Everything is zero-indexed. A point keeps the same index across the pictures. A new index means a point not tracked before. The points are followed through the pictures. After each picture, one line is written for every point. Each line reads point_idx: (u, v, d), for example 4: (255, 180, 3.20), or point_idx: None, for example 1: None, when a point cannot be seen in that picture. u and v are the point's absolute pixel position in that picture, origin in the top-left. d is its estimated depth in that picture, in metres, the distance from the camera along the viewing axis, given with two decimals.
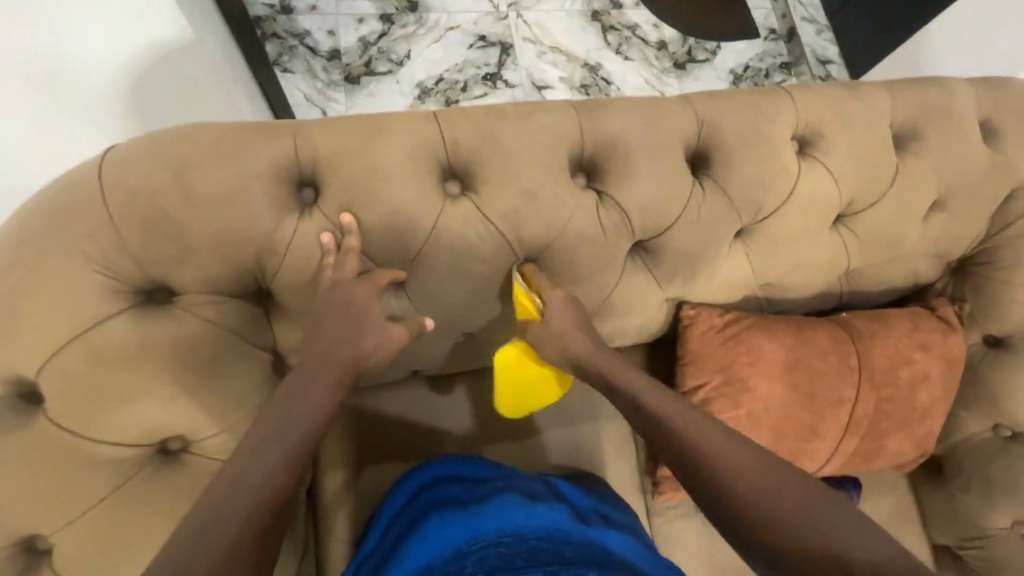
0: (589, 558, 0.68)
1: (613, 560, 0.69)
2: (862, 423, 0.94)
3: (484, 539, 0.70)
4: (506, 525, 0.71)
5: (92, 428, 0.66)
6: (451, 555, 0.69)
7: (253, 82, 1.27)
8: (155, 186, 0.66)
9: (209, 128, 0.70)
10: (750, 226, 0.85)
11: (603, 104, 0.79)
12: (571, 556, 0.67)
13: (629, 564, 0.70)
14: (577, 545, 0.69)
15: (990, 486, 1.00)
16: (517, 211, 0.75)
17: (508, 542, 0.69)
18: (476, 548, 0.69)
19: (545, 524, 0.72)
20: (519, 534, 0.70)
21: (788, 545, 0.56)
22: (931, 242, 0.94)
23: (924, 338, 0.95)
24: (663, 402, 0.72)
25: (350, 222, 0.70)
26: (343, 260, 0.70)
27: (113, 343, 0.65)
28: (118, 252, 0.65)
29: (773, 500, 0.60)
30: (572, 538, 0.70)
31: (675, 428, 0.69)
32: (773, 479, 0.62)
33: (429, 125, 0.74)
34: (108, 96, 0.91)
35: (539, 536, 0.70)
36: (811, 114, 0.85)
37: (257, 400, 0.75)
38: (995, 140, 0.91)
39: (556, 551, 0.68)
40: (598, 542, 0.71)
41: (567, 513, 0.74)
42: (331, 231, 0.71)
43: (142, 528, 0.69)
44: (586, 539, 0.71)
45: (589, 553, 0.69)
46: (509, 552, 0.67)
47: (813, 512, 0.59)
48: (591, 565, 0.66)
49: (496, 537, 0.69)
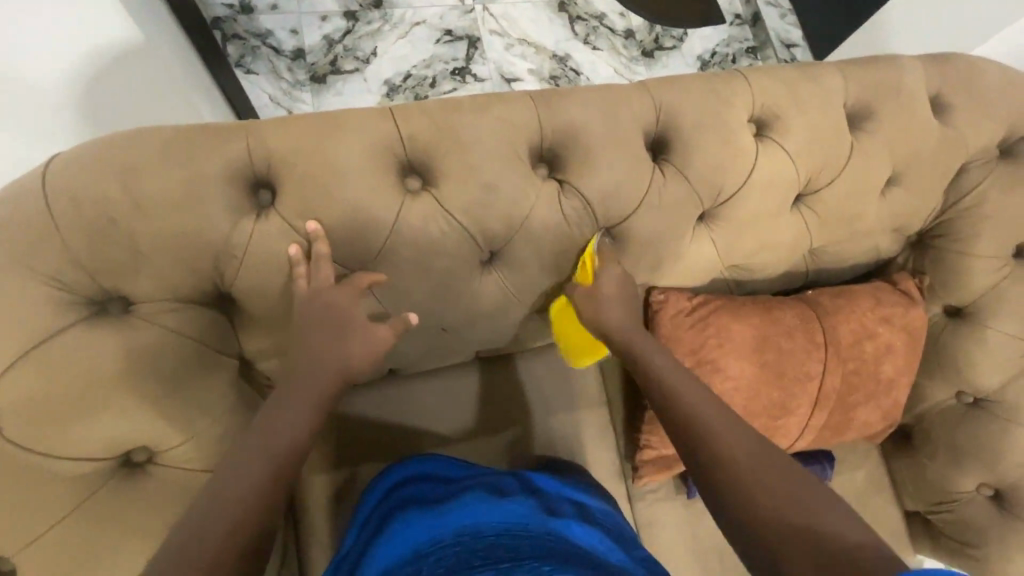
0: (550, 551, 0.65)
1: (577, 552, 0.66)
2: (831, 397, 0.96)
3: (443, 539, 0.68)
4: (465, 523, 0.70)
5: (50, 443, 0.64)
6: (410, 556, 0.67)
7: (212, 83, 1.24)
8: (102, 195, 0.64)
9: (159, 132, 0.69)
10: (713, 209, 0.87)
11: (560, 94, 0.79)
12: (530, 550, 0.65)
13: (596, 557, 0.67)
14: (536, 539, 0.68)
15: (954, 451, 1.03)
16: (478, 205, 0.75)
17: (464, 540, 0.67)
18: (434, 548, 0.67)
19: (506, 519, 0.71)
20: (478, 531, 0.69)
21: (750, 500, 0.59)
22: (889, 217, 0.96)
23: (887, 311, 0.98)
24: (663, 366, 0.75)
25: (316, 229, 0.69)
26: (318, 269, 0.70)
27: (67, 356, 0.63)
28: (70, 264, 0.64)
29: (745, 460, 0.62)
30: (533, 532, 0.69)
31: (673, 385, 0.72)
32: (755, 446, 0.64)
33: (386, 121, 0.74)
34: (67, 100, 0.87)
35: (497, 532, 0.69)
36: (767, 96, 0.86)
37: (225, 406, 0.74)
38: (946, 115, 0.93)
39: (513, 544, 0.66)
40: (562, 534, 0.70)
41: (533, 510, 0.74)
42: (299, 242, 0.70)
43: (108, 545, 0.67)
44: (547, 531, 0.70)
45: (550, 545, 0.67)
46: (464, 549, 0.66)
47: (785, 476, 0.60)
48: (551, 557, 0.64)
49: (454, 536, 0.68)
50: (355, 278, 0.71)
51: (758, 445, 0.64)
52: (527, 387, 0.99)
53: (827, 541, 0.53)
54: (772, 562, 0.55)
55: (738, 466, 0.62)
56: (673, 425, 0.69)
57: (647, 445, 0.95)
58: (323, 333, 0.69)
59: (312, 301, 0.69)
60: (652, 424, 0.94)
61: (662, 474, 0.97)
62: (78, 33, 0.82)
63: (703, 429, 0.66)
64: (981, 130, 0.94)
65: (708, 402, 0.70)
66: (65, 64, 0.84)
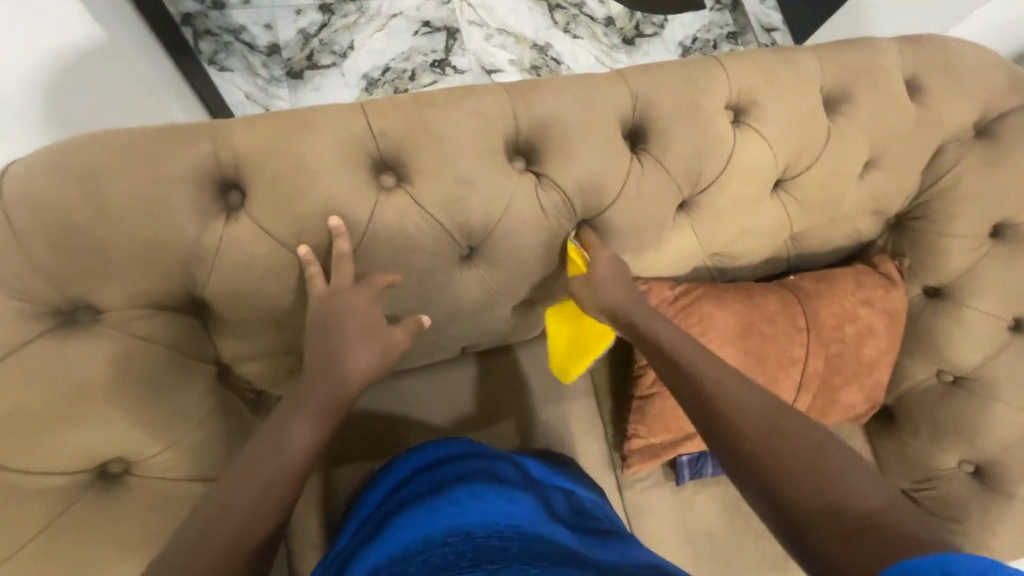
0: (538, 555, 0.61)
1: (565, 552, 0.63)
2: (814, 380, 0.97)
3: (432, 539, 0.64)
4: (457, 523, 0.67)
5: (21, 459, 0.62)
6: (397, 556, 0.63)
7: (181, 79, 1.20)
8: (65, 202, 0.63)
9: (122, 135, 0.67)
10: (692, 197, 0.86)
11: (536, 85, 0.78)
12: (518, 554, 0.61)
13: (586, 554, 0.64)
14: (524, 541, 0.64)
15: (936, 430, 1.05)
16: (454, 200, 0.74)
17: (454, 540, 0.63)
18: (423, 548, 0.63)
19: (498, 519, 0.67)
20: (469, 532, 0.65)
21: (766, 462, 0.56)
22: (868, 200, 0.96)
23: (867, 294, 0.98)
24: (675, 336, 0.73)
25: (340, 225, 0.69)
26: (337, 266, 0.69)
27: (36, 370, 0.62)
28: (36, 275, 0.62)
29: (760, 420, 0.59)
30: (523, 534, 0.65)
31: (682, 353, 0.70)
32: (772, 410, 0.60)
33: (357, 117, 0.72)
34: (36, 100, 0.83)
35: (489, 533, 0.64)
36: (743, 82, 0.85)
37: (204, 413, 0.73)
38: (922, 96, 0.94)
39: (503, 547, 0.62)
40: (553, 536, 0.66)
41: (529, 509, 0.71)
42: (310, 244, 0.70)
43: (86, 557, 0.66)
44: (539, 534, 0.66)
45: (541, 548, 0.62)
46: (454, 551, 0.61)
47: (799, 438, 0.56)
48: (539, 561, 0.59)
49: (444, 536, 0.64)
50: (372, 279, 0.71)
51: (783, 412, 0.60)
52: (512, 381, 0.98)
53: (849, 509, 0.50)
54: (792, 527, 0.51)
55: (756, 432, 0.58)
56: (690, 394, 0.66)
57: (635, 434, 0.95)
58: (315, 338, 0.67)
59: (331, 295, 0.68)
60: (639, 414, 0.94)
61: (650, 463, 0.97)
62: (34, 32, 0.79)
63: (718, 394, 0.63)
64: (956, 110, 0.94)
65: (727, 370, 0.66)
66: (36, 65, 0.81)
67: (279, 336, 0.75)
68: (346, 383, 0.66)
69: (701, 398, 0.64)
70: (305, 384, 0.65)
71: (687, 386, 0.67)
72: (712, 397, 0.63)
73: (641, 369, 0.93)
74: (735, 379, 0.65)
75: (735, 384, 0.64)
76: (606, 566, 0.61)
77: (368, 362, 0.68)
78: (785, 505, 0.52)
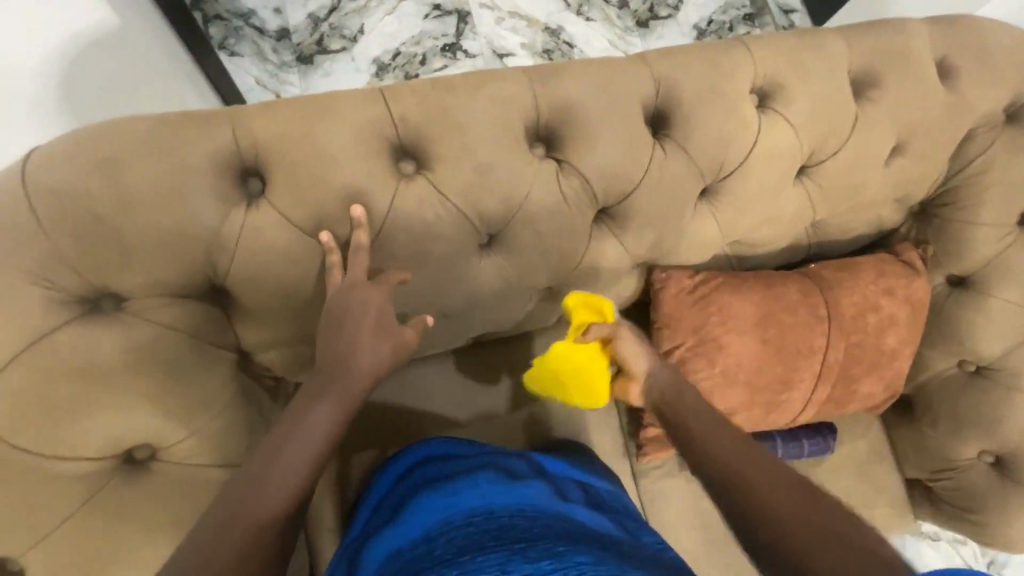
0: (561, 533, 0.60)
1: (586, 533, 0.62)
2: (834, 370, 0.96)
3: (453, 521, 0.64)
4: (477, 505, 0.66)
5: (47, 446, 0.63)
6: (419, 539, 0.63)
7: (194, 65, 1.19)
8: (86, 188, 0.62)
9: (140, 121, 0.66)
10: (715, 184, 0.85)
11: (556, 69, 0.77)
12: (542, 532, 0.60)
13: (605, 536, 0.63)
14: (547, 519, 0.63)
15: (955, 420, 1.03)
16: (473, 187, 0.73)
17: (476, 521, 0.63)
18: (446, 530, 0.63)
19: (517, 500, 0.67)
20: (490, 513, 0.64)
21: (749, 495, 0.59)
22: (893, 187, 0.94)
23: (889, 283, 0.97)
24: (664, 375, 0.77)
25: (362, 214, 0.68)
26: (354, 259, 0.68)
27: (60, 356, 0.62)
28: (57, 262, 0.62)
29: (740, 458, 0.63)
30: (544, 513, 0.65)
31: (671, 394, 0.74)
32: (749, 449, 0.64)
33: (375, 103, 0.71)
34: (43, 94, 0.84)
35: (511, 513, 0.64)
36: (768, 65, 0.83)
37: (225, 400, 0.73)
38: (953, 79, 0.91)
39: (526, 525, 0.61)
40: (571, 515, 0.66)
41: (546, 492, 0.70)
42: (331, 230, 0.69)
43: (110, 540, 0.67)
44: (558, 514, 0.65)
45: (563, 527, 0.61)
46: (476, 531, 0.61)
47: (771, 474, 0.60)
48: (563, 539, 0.58)
49: (465, 518, 0.64)
50: (387, 276, 0.69)
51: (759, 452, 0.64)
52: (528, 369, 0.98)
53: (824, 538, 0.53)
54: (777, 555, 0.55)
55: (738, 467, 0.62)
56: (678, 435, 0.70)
57: (651, 423, 0.95)
58: (324, 337, 0.65)
59: (345, 291, 0.66)
60: None
61: (666, 451, 0.97)
62: (45, 20, 0.78)
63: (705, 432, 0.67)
64: (987, 94, 0.92)
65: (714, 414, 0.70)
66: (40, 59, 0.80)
67: (298, 324, 0.75)
68: (362, 373, 0.64)
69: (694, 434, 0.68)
70: (323, 380, 0.63)
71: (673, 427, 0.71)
72: (699, 441, 0.67)
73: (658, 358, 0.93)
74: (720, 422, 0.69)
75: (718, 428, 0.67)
76: (626, 549, 0.60)
77: (382, 357, 0.66)
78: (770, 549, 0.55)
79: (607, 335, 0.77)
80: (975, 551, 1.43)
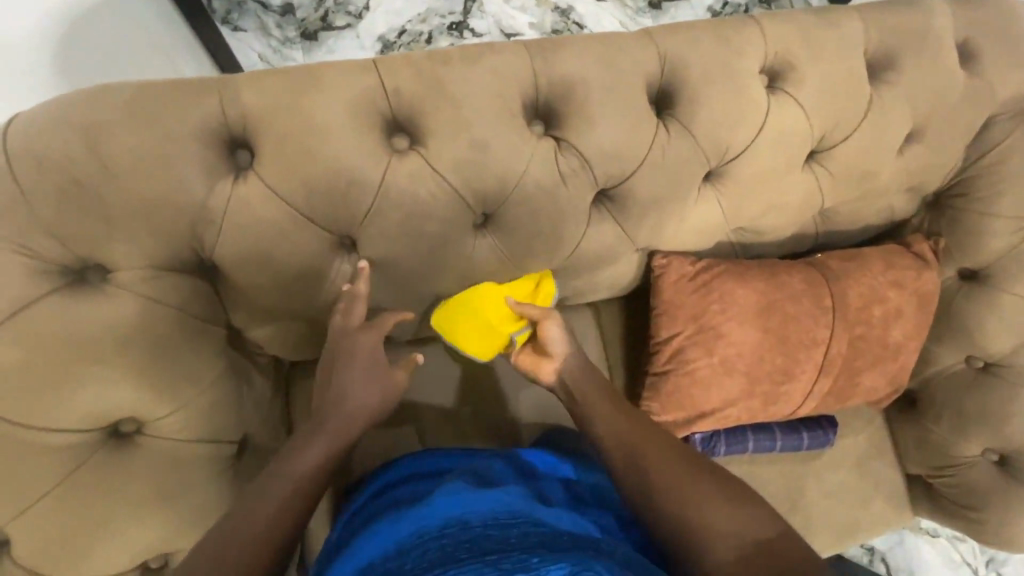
0: (537, 542, 0.57)
1: (565, 540, 0.59)
2: (837, 362, 0.93)
3: (428, 532, 0.61)
4: (452, 514, 0.63)
5: (32, 416, 0.62)
6: (393, 551, 0.60)
7: (190, 35, 1.14)
8: (70, 156, 0.61)
9: (127, 89, 0.64)
10: (720, 168, 0.82)
11: (557, 43, 0.74)
12: (518, 543, 0.57)
13: (585, 541, 0.60)
14: (524, 527, 0.60)
15: (960, 417, 1.01)
16: (467, 164, 0.70)
17: (451, 531, 0.60)
18: (420, 541, 0.60)
19: (493, 507, 0.64)
20: (465, 523, 0.61)
21: (676, 512, 0.62)
22: (906, 175, 0.91)
23: (898, 276, 0.94)
24: (591, 376, 0.75)
25: (364, 269, 0.68)
26: (350, 306, 0.69)
27: (45, 326, 0.61)
28: (40, 231, 0.61)
29: (667, 471, 0.65)
30: (521, 521, 0.62)
31: (597, 400, 0.73)
32: (678, 459, 0.67)
33: (368, 74, 0.69)
34: (40, 87, 0.78)
35: (485, 522, 0.61)
36: (780, 43, 0.80)
37: (212, 376, 0.72)
38: (974, 63, 0.87)
39: (501, 536, 0.58)
40: (549, 521, 0.63)
41: (523, 496, 0.67)
42: (321, 206, 0.68)
43: (94, 512, 0.67)
44: (535, 520, 0.62)
45: (540, 535, 0.59)
46: (450, 543, 0.58)
47: (692, 484, 0.64)
48: (539, 549, 0.56)
49: (440, 528, 0.61)
50: (381, 321, 0.70)
51: (688, 459, 0.67)
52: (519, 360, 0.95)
53: (735, 547, 0.60)
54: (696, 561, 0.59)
55: (669, 479, 0.64)
56: (611, 442, 0.69)
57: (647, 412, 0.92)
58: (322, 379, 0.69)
59: (339, 334, 0.69)
60: (652, 391, 0.91)
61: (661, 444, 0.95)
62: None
63: (636, 440, 0.69)
64: (1008, 79, 0.88)
65: (639, 423, 0.71)
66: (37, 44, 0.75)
67: (289, 302, 0.74)
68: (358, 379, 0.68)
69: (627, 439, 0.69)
70: (321, 418, 0.67)
71: (603, 435, 0.70)
72: (632, 450, 0.67)
73: (656, 345, 0.91)
74: (648, 428, 0.70)
75: (647, 439, 0.69)
76: (606, 553, 0.57)
77: (371, 402, 0.69)
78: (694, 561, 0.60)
79: (531, 317, 0.75)
80: (974, 549, 1.41)
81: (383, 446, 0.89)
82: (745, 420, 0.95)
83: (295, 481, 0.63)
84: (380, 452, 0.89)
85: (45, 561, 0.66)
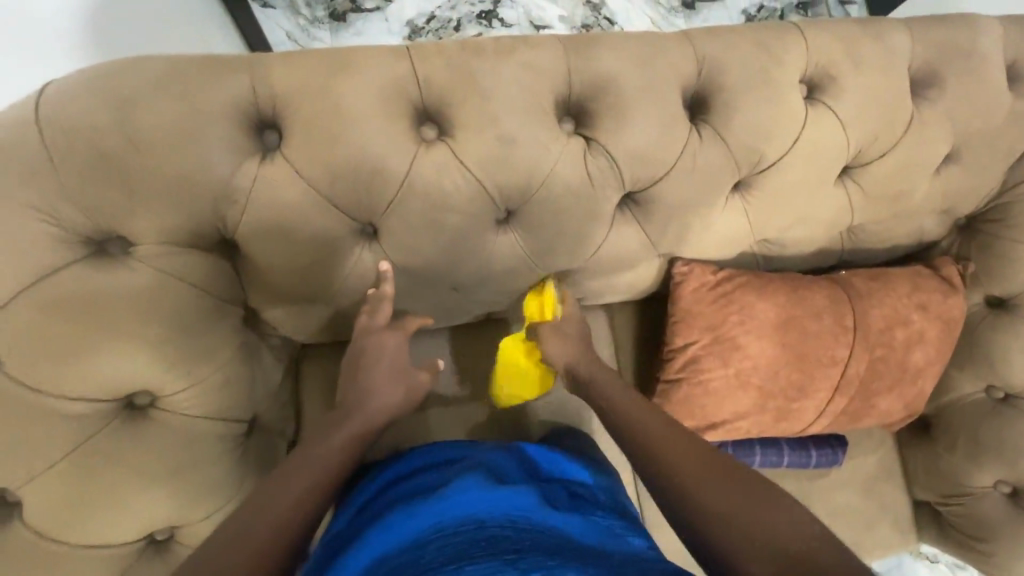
0: (552, 547, 0.56)
1: (578, 547, 0.58)
2: (854, 382, 0.92)
3: (445, 527, 0.61)
4: (466, 513, 0.63)
5: (49, 383, 0.63)
6: (408, 545, 0.60)
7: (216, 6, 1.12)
8: (99, 127, 0.61)
9: (157, 63, 0.64)
10: (750, 177, 0.80)
11: (593, 40, 0.73)
12: (533, 545, 0.57)
13: (595, 547, 0.60)
14: (538, 531, 0.60)
15: (976, 446, 0.99)
16: (495, 159, 0.70)
17: (466, 529, 0.59)
18: (435, 537, 0.60)
19: (508, 510, 0.64)
20: (480, 521, 0.61)
21: (693, 500, 0.56)
22: (940, 197, 0.89)
23: (923, 298, 0.92)
24: None
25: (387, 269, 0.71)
26: (376, 308, 0.74)
27: (67, 294, 0.62)
28: (67, 199, 0.61)
29: (677, 463, 0.61)
30: (535, 524, 0.62)
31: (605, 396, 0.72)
32: (694, 450, 0.62)
33: (400, 62, 0.68)
34: (47, 58, 0.72)
35: (502, 523, 0.61)
36: (821, 54, 0.78)
37: (227, 354, 0.73)
38: (1021, 85, 0.84)
39: (516, 537, 0.58)
40: (560, 526, 0.62)
41: (536, 498, 0.67)
42: (346, 192, 0.68)
43: (104, 481, 0.67)
44: (549, 525, 0.62)
45: (553, 540, 0.58)
46: (466, 540, 0.57)
47: (709, 474, 0.58)
48: (553, 552, 0.55)
49: (455, 526, 0.61)
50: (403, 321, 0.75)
51: (705, 448, 0.62)
52: None
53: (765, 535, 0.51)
54: (710, 542, 0.53)
55: (687, 475, 0.59)
56: (624, 438, 0.67)
57: None
58: (345, 380, 0.73)
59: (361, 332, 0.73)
60: (662, 399, 0.90)
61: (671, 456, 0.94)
62: None
63: (641, 432, 0.66)
64: None
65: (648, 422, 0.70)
66: (39, 12, 0.69)
67: (307, 286, 0.74)
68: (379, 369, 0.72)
69: (639, 441, 0.65)
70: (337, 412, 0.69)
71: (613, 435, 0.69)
72: (646, 439, 0.65)
73: (670, 353, 0.90)
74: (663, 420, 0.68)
75: (662, 430, 0.66)
76: (619, 560, 0.57)
77: (388, 399, 0.72)
78: (716, 546, 0.53)
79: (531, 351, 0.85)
80: None
81: (391, 436, 0.89)
82: (754, 433, 0.93)
83: (305, 465, 0.62)
84: (389, 440, 0.89)
85: (55, 526, 0.67)
